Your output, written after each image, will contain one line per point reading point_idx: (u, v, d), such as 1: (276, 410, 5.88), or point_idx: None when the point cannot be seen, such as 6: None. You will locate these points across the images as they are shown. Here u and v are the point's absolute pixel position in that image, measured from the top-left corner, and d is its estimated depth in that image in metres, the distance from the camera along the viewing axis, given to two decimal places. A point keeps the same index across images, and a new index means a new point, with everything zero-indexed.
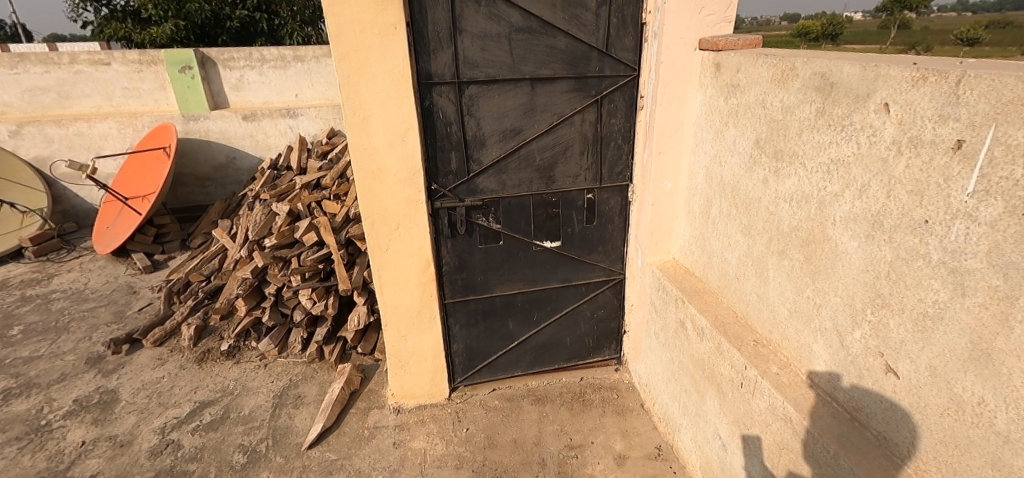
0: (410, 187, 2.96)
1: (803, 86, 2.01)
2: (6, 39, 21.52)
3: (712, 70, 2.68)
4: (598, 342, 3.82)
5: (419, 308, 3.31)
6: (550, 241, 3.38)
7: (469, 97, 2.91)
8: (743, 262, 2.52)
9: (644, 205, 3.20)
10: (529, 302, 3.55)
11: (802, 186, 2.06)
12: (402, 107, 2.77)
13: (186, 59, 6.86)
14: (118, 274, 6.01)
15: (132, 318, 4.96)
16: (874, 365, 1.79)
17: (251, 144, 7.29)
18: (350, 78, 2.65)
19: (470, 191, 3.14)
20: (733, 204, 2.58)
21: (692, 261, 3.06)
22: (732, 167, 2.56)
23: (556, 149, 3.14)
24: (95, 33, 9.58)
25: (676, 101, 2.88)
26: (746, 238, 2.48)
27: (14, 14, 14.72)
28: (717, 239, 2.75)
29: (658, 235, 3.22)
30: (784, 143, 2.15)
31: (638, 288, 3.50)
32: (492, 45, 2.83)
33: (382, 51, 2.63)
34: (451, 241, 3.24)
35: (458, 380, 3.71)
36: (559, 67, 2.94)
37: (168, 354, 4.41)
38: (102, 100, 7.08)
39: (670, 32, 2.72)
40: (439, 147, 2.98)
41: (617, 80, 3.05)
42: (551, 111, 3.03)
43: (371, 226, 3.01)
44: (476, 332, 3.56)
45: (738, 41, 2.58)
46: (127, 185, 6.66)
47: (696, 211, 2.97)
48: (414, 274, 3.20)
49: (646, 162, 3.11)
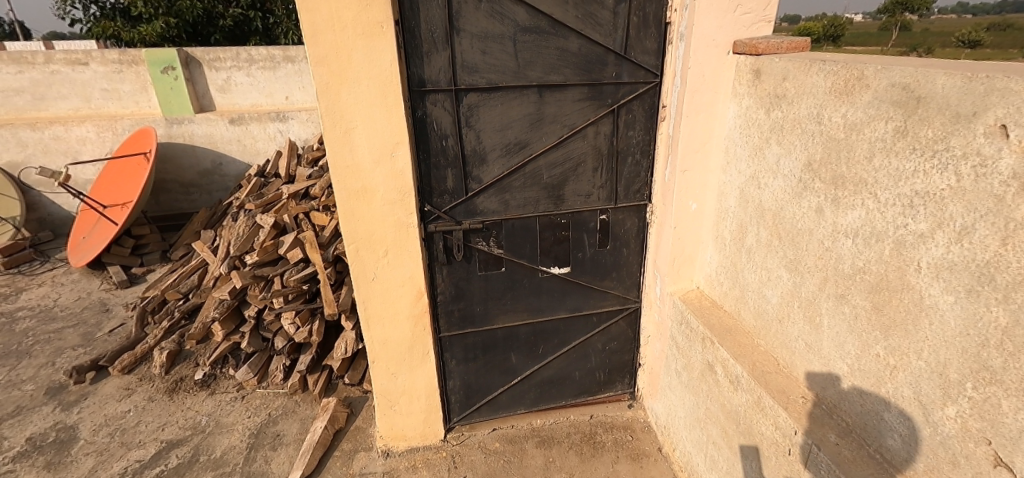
0: (400, 209, 2.58)
1: (877, 98, 1.65)
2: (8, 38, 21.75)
3: (749, 77, 2.31)
4: (610, 376, 3.45)
5: (411, 342, 2.93)
6: (557, 267, 3.01)
7: (468, 106, 2.54)
8: (787, 302, 2.16)
9: (665, 227, 2.82)
10: (533, 334, 3.18)
11: (872, 221, 1.70)
12: (391, 119, 2.39)
13: (169, 59, 6.46)
14: (91, 289, 5.62)
15: (101, 341, 4.56)
16: (977, 453, 1.43)
17: (239, 149, 6.90)
18: (330, 84, 2.27)
19: (468, 212, 2.76)
20: (775, 233, 2.20)
21: (721, 294, 2.69)
22: (775, 190, 2.19)
23: (566, 165, 2.76)
24: (86, 32, 9.19)
25: (705, 112, 2.52)
26: (792, 275, 2.11)
27: (11, 13, 14.50)
28: (754, 273, 2.38)
29: (681, 262, 2.85)
30: (848, 167, 1.78)
31: (656, 319, 3.14)
32: (494, 48, 2.45)
33: (366, 54, 2.25)
34: (446, 267, 2.87)
35: (455, 420, 3.34)
36: (570, 72, 2.57)
37: (136, 384, 4.03)
38: (80, 102, 6.68)
39: (701, 33, 2.35)
40: (434, 163, 2.61)
41: (637, 87, 2.68)
42: (560, 122, 2.66)
43: (355, 253, 2.62)
44: (475, 367, 3.18)
45: (782, 43, 2.18)
46: (105, 192, 6.27)
47: (726, 236, 2.60)
48: (405, 306, 2.82)
49: (668, 180, 2.74)
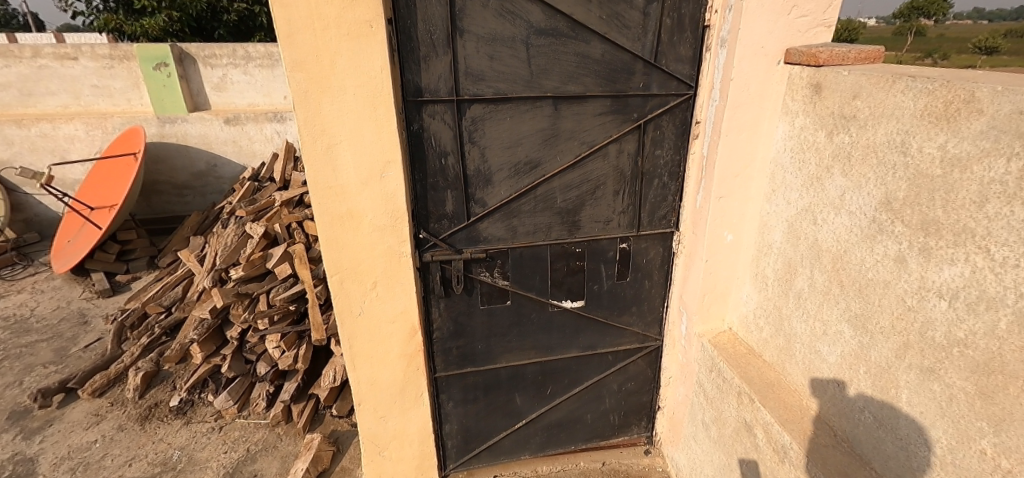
0: (391, 237, 2.24)
1: (994, 128, 1.28)
2: (18, 28, 21.96)
3: (805, 92, 1.93)
4: (625, 419, 3.09)
5: (403, 383, 2.59)
6: (570, 300, 2.67)
7: (471, 120, 2.18)
8: (848, 363, 1.79)
9: (695, 260, 2.47)
10: (541, 374, 2.84)
11: (979, 281, 1.33)
12: (380, 133, 2.04)
13: (162, 55, 6.13)
14: (71, 298, 5.34)
15: (75, 358, 4.31)
16: None
17: (235, 150, 6.54)
18: (310, 91, 1.92)
19: (470, 239, 2.41)
20: (836, 280, 1.83)
21: (760, 340, 2.32)
22: (837, 230, 1.80)
23: (583, 188, 2.42)
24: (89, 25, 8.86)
25: (747, 131, 2.16)
26: (857, 334, 1.74)
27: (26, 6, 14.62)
28: (804, 323, 2.01)
29: (712, 299, 2.49)
30: (945, 211, 1.40)
31: (680, 360, 2.79)
32: (503, 52, 2.10)
33: (352, 57, 1.91)
34: (444, 301, 2.52)
35: (451, 466, 2.98)
36: (591, 81, 2.22)
37: (107, 409, 3.79)
38: (70, 98, 6.38)
39: (746, 39, 1.99)
40: (431, 184, 2.25)
41: (667, 100, 2.32)
42: (578, 139, 2.31)
43: (339, 285, 2.28)
44: (475, 410, 2.83)
45: (849, 53, 1.80)
46: (91, 194, 5.96)
47: (769, 275, 2.23)
48: (396, 344, 2.48)
49: (701, 206, 2.39)
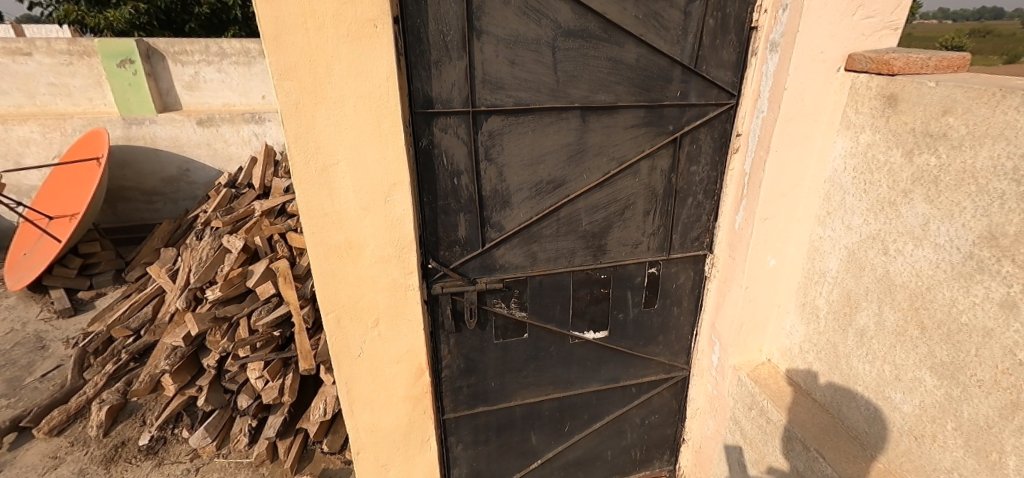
0: (397, 268, 1.94)
1: None
2: None
3: (874, 104, 1.70)
4: (647, 453, 2.85)
5: (407, 429, 2.29)
6: (593, 331, 2.41)
7: (488, 134, 1.89)
8: (929, 416, 1.56)
9: (732, 286, 2.24)
10: (559, 410, 2.57)
11: None
12: (384, 151, 1.73)
13: (127, 51, 5.58)
14: (27, 319, 4.85)
15: (30, 390, 3.88)
16: None
17: (209, 153, 6.05)
18: (302, 102, 1.60)
19: (484, 267, 2.12)
20: (914, 320, 1.59)
21: (807, 377, 2.09)
22: (916, 264, 1.57)
23: (610, 208, 2.15)
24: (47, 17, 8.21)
25: (798, 147, 1.92)
26: (944, 384, 1.51)
27: None
28: (869, 365, 1.78)
29: (750, 329, 2.26)
30: None
31: (710, 391, 2.56)
32: (526, 57, 1.81)
33: (353, 62, 1.60)
34: (454, 336, 2.23)
35: None
36: (624, 90, 1.95)
37: (67, 451, 3.39)
38: (23, 98, 5.81)
39: (805, 42, 1.75)
40: (441, 207, 1.95)
41: (706, 110, 2.07)
42: (607, 155, 2.04)
43: (335, 325, 1.96)
44: (486, 452, 2.55)
45: (929, 60, 1.58)
46: (49, 202, 5.44)
47: (821, 306, 2.00)
48: (400, 386, 2.18)
49: (741, 228, 2.15)
